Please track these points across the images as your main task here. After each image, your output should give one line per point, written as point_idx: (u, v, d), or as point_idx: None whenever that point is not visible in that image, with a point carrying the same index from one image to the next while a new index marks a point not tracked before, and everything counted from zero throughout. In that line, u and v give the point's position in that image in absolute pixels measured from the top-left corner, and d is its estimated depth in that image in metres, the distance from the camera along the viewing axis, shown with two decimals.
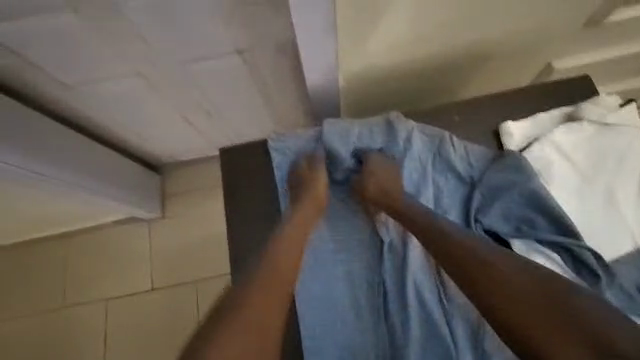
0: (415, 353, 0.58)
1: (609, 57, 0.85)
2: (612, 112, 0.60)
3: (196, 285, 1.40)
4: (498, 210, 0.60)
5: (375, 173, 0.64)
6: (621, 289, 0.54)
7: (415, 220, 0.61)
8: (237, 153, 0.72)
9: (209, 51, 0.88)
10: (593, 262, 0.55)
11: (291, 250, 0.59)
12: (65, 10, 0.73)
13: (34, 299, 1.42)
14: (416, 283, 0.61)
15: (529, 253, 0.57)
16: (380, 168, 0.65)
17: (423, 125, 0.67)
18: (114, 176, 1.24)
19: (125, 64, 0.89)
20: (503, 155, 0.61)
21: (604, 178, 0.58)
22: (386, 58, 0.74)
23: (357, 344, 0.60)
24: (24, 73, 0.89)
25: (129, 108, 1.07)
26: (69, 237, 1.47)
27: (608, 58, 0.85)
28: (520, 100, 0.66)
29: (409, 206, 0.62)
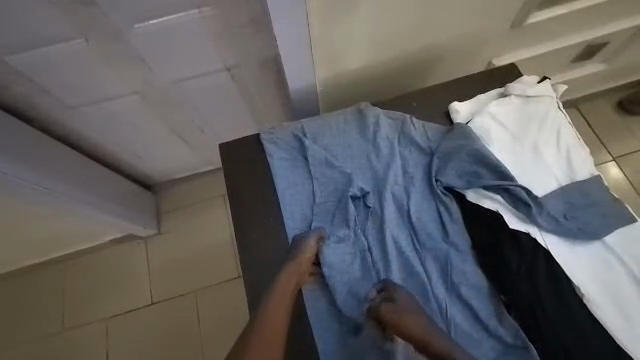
0: None
1: (522, 57, 1.08)
2: (531, 86, 0.73)
3: (195, 295, 1.45)
4: (453, 168, 0.68)
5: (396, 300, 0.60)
6: (549, 216, 0.61)
7: (428, 339, 0.57)
8: (233, 146, 0.81)
9: (203, 69, 1.01)
10: (524, 194, 0.62)
11: (277, 315, 0.61)
12: (77, 39, 0.84)
13: (36, 324, 1.44)
14: (395, 238, 0.68)
15: (480, 199, 0.65)
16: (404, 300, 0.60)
17: (387, 111, 0.79)
18: (116, 193, 1.32)
19: (127, 84, 1.01)
20: (453, 127, 0.72)
21: (530, 137, 0.68)
22: (351, 66, 0.89)
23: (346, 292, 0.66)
24: (36, 100, 0.99)
25: (128, 127, 1.17)
26: (70, 262, 1.52)
27: (521, 58, 1.08)
28: (463, 86, 0.79)
29: (431, 334, 0.57)
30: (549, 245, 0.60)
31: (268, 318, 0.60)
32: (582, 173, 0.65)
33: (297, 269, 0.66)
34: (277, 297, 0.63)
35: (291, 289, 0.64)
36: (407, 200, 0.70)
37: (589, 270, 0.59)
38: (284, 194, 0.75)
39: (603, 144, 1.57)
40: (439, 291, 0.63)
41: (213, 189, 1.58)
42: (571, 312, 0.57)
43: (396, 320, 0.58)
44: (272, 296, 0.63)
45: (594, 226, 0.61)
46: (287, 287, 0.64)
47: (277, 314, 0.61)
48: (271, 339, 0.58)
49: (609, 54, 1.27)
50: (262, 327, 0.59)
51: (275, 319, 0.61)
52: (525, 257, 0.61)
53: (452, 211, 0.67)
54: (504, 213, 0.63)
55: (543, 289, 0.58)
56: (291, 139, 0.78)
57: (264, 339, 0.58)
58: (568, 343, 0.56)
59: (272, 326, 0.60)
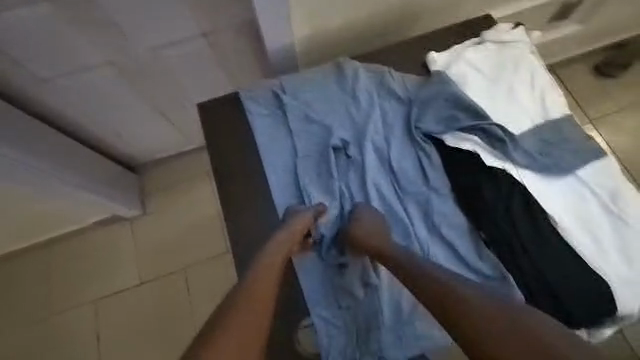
0: None
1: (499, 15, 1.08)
2: (506, 33, 0.73)
3: (185, 273, 1.45)
4: (432, 115, 0.69)
5: (362, 223, 0.63)
6: (524, 152, 0.63)
7: (396, 257, 0.59)
8: (211, 106, 0.79)
9: (178, 36, 0.99)
10: (500, 133, 0.63)
11: (263, 286, 0.57)
12: (43, 1, 0.81)
13: (25, 310, 1.42)
14: (376, 184, 0.69)
15: (459, 141, 0.66)
16: (367, 221, 0.63)
17: (365, 64, 0.78)
18: (97, 172, 1.29)
19: (100, 53, 0.98)
20: (432, 76, 0.72)
21: (505, 80, 0.69)
22: (329, 24, 0.88)
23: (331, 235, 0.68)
24: (4, 73, 0.95)
25: (105, 101, 1.14)
26: (55, 247, 1.49)
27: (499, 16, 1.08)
28: (440, 37, 0.80)
29: (395, 252, 0.60)
30: (524, 179, 0.62)
31: (253, 287, 0.56)
32: (556, 112, 0.66)
33: (288, 241, 0.63)
34: (265, 269, 0.59)
35: (280, 261, 0.61)
36: (387, 148, 0.70)
37: (562, 201, 0.61)
38: (266, 151, 0.74)
39: (581, 107, 1.61)
40: (420, 231, 0.65)
41: (197, 168, 1.56)
42: (545, 241, 0.59)
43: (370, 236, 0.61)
44: (260, 267, 0.59)
45: (567, 161, 0.63)
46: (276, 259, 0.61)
47: (264, 284, 0.57)
48: (256, 308, 0.54)
49: (583, 14, 1.29)
50: (247, 297, 0.55)
51: (261, 289, 0.57)
52: (504, 195, 0.62)
53: (432, 156, 0.68)
54: (481, 152, 0.64)
55: (520, 223, 0.60)
56: (270, 96, 0.77)
57: (248, 307, 0.54)
58: (545, 271, 0.58)
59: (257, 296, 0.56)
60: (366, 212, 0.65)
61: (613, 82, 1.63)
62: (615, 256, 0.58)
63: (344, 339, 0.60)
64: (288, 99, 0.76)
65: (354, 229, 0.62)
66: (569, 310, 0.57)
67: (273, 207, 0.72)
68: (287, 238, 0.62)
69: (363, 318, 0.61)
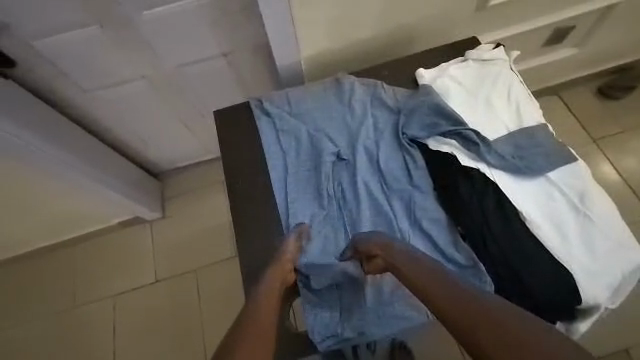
0: (366, 225, 0.74)
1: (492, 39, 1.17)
2: (487, 52, 0.82)
3: (197, 273, 1.54)
4: (417, 121, 0.77)
5: (358, 242, 0.68)
6: (497, 155, 0.69)
7: (403, 266, 0.61)
8: (225, 111, 0.91)
9: (201, 55, 1.13)
10: (474, 136, 0.71)
11: (267, 311, 0.59)
12: (93, 25, 0.97)
13: (50, 301, 1.54)
14: (366, 183, 0.77)
15: (439, 145, 0.74)
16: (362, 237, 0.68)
17: (361, 78, 0.89)
18: (125, 175, 1.43)
19: (135, 69, 1.13)
20: (419, 88, 0.81)
21: (483, 93, 0.78)
22: (332, 45, 1.00)
23: (322, 226, 0.75)
24: (55, 84, 1.12)
25: (136, 111, 1.30)
26: (81, 244, 1.62)
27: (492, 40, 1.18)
28: (429, 56, 0.89)
29: (405, 262, 0.61)
30: (496, 178, 0.68)
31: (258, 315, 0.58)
32: (530, 121, 0.74)
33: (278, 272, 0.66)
34: (265, 295, 0.61)
35: (277, 288, 0.63)
36: (376, 150, 0.79)
37: (532, 199, 0.67)
38: (270, 151, 0.84)
39: (584, 128, 1.65)
40: (403, 224, 0.72)
41: (213, 176, 1.69)
42: (514, 233, 0.65)
43: (383, 245, 0.65)
44: (259, 294, 0.62)
45: (538, 164, 0.69)
46: (273, 286, 0.63)
47: (268, 309, 0.59)
48: (263, 327, 0.55)
49: (579, 38, 1.36)
50: (252, 321, 0.56)
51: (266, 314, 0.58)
52: (478, 192, 0.68)
53: (416, 157, 0.76)
54: (459, 154, 0.71)
55: (491, 217, 0.67)
56: (275, 104, 0.88)
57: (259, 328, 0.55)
58: (511, 259, 0.64)
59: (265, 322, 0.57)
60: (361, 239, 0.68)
61: (616, 104, 1.67)
62: (577, 249, 0.63)
63: (329, 313, 0.67)
64: (291, 107, 0.87)
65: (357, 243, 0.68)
66: (534, 293, 0.62)
67: (273, 200, 0.81)
68: (279, 267, 0.66)
69: (347, 301, 0.67)
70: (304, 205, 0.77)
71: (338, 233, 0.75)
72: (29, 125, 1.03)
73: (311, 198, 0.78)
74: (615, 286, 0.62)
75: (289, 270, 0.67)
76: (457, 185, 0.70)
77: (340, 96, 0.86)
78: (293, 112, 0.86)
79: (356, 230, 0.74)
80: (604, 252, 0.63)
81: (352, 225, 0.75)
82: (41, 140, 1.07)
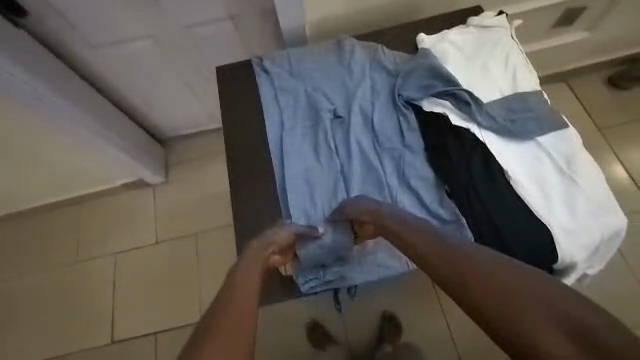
0: (356, 180, 0.76)
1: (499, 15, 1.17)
2: (489, 19, 0.82)
3: (196, 237, 1.58)
4: (413, 83, 0.78)
5: (349, 206, 0.69)
6: (488, 116, 0.70)
7: (402, 233, 0.61)
8: (226, 68, 0.92)
9: (208, 16, 1.14)
10: (467, 96, 0.72)
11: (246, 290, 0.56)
12: None
13: (54, 255, 1.60)
14: (358, 142, 0.78)
15: (432, 105, 0.75)
16: (354, 207, 0.68)
17: (362, 42, 0.89)
18: (130, 136, 1.47)
19: (143, 27, 1.15)
20: (418, 52, 0.82)
21: (481, 58, 0.78)
22: (336, 10, 1.00)
23: (314, 180, 0.78)
24: (65, 37, 1.14)
25: (143, 71, 1.32)
26: (85, 203, 1.67)
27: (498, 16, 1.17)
28: (430, 23, 0.89)
29: (402, 229, 0.61)
30: (485, 138, 0.70)
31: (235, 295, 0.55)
32: (525, 87, 0.74)
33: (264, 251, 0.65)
34: (247, 274, 0.60)
35: (260, 266, 0.62)
36: (371, 109, 0.80)
37: (519, 160, 0.68)
38: (268, 110, 0.85)
39: (591, 116, 1.63)
40: (391, 180, 0.74)
41: (217, 145, 1.72)
42: (498, 191, 0.67)
43: (371, 210, 0.66)
44: (241, 273, 0.60)
45: (529, 127, 0.70)
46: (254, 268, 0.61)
47: (249, 285, 0.57)
48: (243, 308, 0.53)
49: (590, 21, 1.34)
50: (232, 300, 0.54)
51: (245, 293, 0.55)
52: (466, 151, 0.70)
53: (409, 117, 0.77)
54: (452, 115, 0.73)
55: (476, 174, 0.68)
56: (277, 64, 0.89)
57: (238, 308, 0.52)
58: (493, 214, 0.66)
59: (242, 302, 0.54)
60: (352, 204, 0.68)
61: (625, 93, 1.64)
62: (560, 209, 0.65)
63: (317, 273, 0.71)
64: (291, 66, 0.88)
65: (347, 209, 0.69)
66: (513, 247, 0.63)
67: (268, 155, 0.83)
68: (262, 247, 0.65)
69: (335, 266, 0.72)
70: (298, 158, 0.79)
71: (327, 187, 0.77)
72: (38, 74, 1.06)
73: (305, 153, 0.80)
74: (593, 246, 0.63)
75: (278, 250, 0.66)
76: (447, 143, 0.72)
77: (339, 57, 0.87)
78: (292, 72, 0.88)
79: (346, 185, 0.76)
80: (586, 212, 0.64)
81: (343, 181, 0.77)
82: (51, 92, 1.11)
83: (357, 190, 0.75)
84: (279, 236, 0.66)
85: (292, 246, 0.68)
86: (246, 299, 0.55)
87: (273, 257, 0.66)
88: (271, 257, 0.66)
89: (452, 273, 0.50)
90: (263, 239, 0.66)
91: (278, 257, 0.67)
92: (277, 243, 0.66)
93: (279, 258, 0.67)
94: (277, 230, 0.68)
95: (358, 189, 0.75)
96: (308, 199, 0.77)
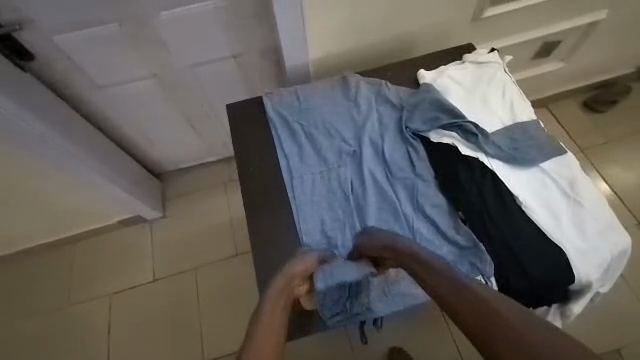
0: (372, 210, 0.78)
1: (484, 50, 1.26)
2: (483, 55, 0.89)
3: (195, 272, 1.54)
4: (419, 116, 0.82)
5: (366, 242, 0.70)
6: (495, 145, 0.75)
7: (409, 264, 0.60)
8: (237, 106, 0.95)
9: (212, 56, 1.18)
10: (473, 128, 0.77)
11: (274, 326, 0.52)
12: (111, 23, 1.01)
13: (44, 299, 1.52)
14: (371, 173, 0.81)
15: (440, 137, 0.79)
16: (370, 244, 0.69)
17: (366, 78, 0.94)
18: (129, 173, 1.45)
19: (148, 67, 1.18)
20: (421, 87, 0.87)
21: (480, 91, 0.84)
22: (337, 48, 1.06)
23: (329, 211, 0.80)
24: (69, 79, 1.15)
25: (145, 109, 1.33)
26: (79, 242, 1.62)
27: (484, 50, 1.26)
28: (428, 60, 0.96)
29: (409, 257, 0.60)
30: (494, 166, 0.74)
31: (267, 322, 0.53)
32: (523, 117, 0.80)
33: (288, 284, 0.64)
34: (274, 310, 0.57)
35: (285, 303, 0.60)
36: (381, 142, 0.84)
37: (527, 186, 0.72)
38: (281, 145, 0.88)
39: (572, 138, 1.74)
40: (407, 209, 0.77)
41: (214, 178, 1.72)
42: (512, 217, 0.70)
43: (387, 243, 0.65)
44: (267, 308, 0.57)
45: (533, 154, 0.74)
46: (277, 304, 0.59)
47: (275, 321, 0.54)
48: (274, 342, 0.49)
49: (565, 53, 1.46)
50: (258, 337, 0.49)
51: (273, 323, 0.53)
52: (477, 179, 0.73)
53: (418, 149, 0.80)
54: (460, 145, 0.77)
55: (489, 200, 0.72)
56: (286, 99, 0.92)
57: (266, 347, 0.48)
58: (509, 239, 0.69)
59: (273, 338, 0.50)
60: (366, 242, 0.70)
61: (600, 116, 1.76)
62: (571, 231, 0.68)
63: (338, 295, 0.72)
64: (299, 100, 0.92)
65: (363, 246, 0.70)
66: (530, 270, 0.66)
67: (284, 188, 0.84)
68: (289, 278, 0.64)
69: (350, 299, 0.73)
70: (313, 192, 0.82)
71: (342, 218, 0.79)
72: (42, 116, 1.06)
73: (319, 185, 0.82)
74: (604, 265, 0.67)
75: (300, 283, 0.66)
76: (458, 171, 0.75)
77: (345, 91, 0.92)
78: (301, 108, 0.91)
79: (363, 215, 0.78)
80: (594, 233, 0.68)
81: (358, 211, 0.79)
82: (54, 133, 1.10)
83: (373, 220, 0.77)
84: (302, 265, 0.66)
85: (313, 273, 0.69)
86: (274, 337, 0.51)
87: (296, 288, 0.66)
88: (295, 288, 0.65)
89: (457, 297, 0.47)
90: (287, 271, 0.65)
91: (301, 287, 0.67)
92: (299, 275, 0.66)
93: (301, 289, 0.67)
94: (301, 258, 0.67)
95: (375, 219, 0.77)
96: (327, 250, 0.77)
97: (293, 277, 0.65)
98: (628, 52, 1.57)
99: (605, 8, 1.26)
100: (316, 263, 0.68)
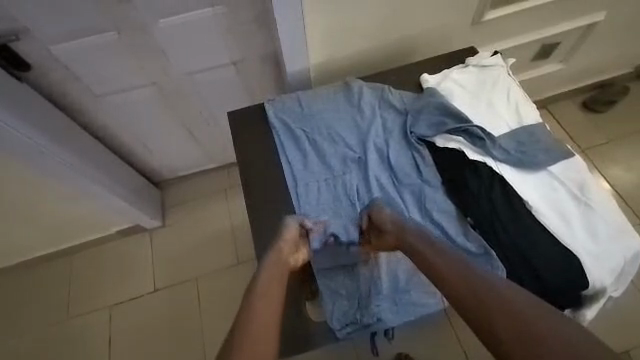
0: None
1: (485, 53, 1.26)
2: (486, 58, 0.88)
3: (196, 281, 1.52)
4: (424, 121, 0.82)
5: (376, 212, 0.72)
6: (502, 150, 0.74)
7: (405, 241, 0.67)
8: (238, 114, 0.94)
9: (211, 63, 1.17)
10: (479, 132, 0.76)
11: (267, 303, 0.61)
12: (110, 31, 1.00)
13: (42, 312, 1.49)
14: (376, 178, 0.80)
15: (446, 142, 0.78)
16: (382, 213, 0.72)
17: (368, 83, 0.93)
18: (128, 182, 1.43)
19: (147, 75, 1.16)
20: (425, 91, 0.86)
21: (484, 95, 0.83)
22: (338, 53, 1.06)
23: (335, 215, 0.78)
24: (66, 88, 1.13)
25: (144, 117, 1.32)
26: (77, 253, 1.59)
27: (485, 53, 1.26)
28: (430, 64, 0.95)
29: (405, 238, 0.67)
30: (502, 171, 0.73)
31: (265, 292, 0.63)
32: (529, 120, 0.79)
33: (282, 255, 0.70)
34: (270, 284, 0.65)
35: (281, 275, 0.67)
36: (386, 147, 0.83)
37: (536, 190, 0.72)
38: (284, 151, 0.87)
39: (572, 138, 1.74)
40: (415, 216, 0.76)
41: (214, 185, 1.70)
42: (522, 222, 0.69)
43: (394, 220, 0.70)
44: (262, 282, 0.65)
45: (541, 157, 0.73)
46: (271, 275, 0.66)
47: (268, 295, 0.63)
48: (265, 317, 0.59)
49: (564, 54, 1.46)
50: (254, 312, 0.60)
51: (272, 292, 0.63)
52: (485, 184, 0.72)
53: (424, 154, 0.79)
54: (467, 149, 0.76)
55: (498, 205, 0.70)
56: (288, 105, 0.91)
57: (258, 322, 0.58)
58: (521, 245, 0.67)
59: (266, 315, 0.60)
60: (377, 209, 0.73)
61: (599, 116, 1.77)
62: (582, 236, 0.67)
63: (347, 303, 0.72)
64: (302, 106, 0.91)
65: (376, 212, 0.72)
66: (544, 276, 0.65)
67: (288, 197, 0.82)
68: (280, 250, 0.70)
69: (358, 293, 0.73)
70: (318, 198, 0.81)
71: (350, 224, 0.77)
72: (39, 127, 1.04)
73: (323, 191, 0.81)
74: (617, 270, 0.66)
75: (293, 252, 0.72)
76: (465, 176, 0.74)
77: (348, 97, 0.91)
78: (303, 113, 0.90)
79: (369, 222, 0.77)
80: (605, 236, 0.67)
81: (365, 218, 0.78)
82: (51, 143, 1.08)
83: None
84: (291, 237, 0.72)
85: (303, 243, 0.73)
86: (266, 311, 0.60)
87: (291, 257, 0.72)
88: (289, 257, 0.71)
89: (467, 293, 0.56)
90: (277, 245, 0.71)
91: (296, 256, 0.72)
92: (289, 243, 0.71)
93: (297, 256, 0.73)
94: (284, 231, 0.72)
95: None
96: (334, 254, 0.76)
97: (285, 249, 0.71)
98: (626, 52, 1.57)
99: (603, 9, 1.27)
100: (301, 236, 0.74)
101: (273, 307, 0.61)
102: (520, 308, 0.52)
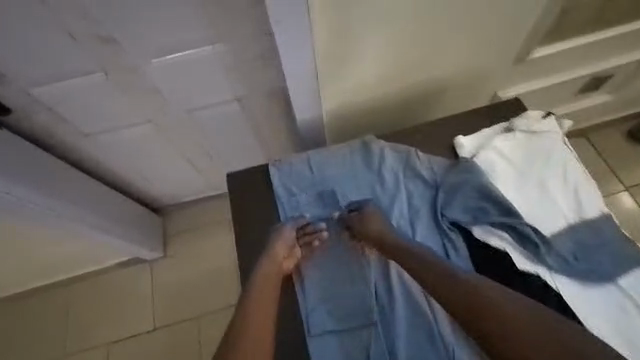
0: (401, 324, 0.65)
1: (527, 90, 1.09)
2: (536, 122, 0.73)
3: (197, 321, 1.43)
4: (458, 203, 0.68)
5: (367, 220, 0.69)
6: (559, 257, 0.61)
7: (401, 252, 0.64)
8: (239, 177, 0.80)
9: (212, 100, 1.04)
10: (531, 233, 0.63)
11: (264, 307, 0.61)
12: (96, 72, 0.88)
13: (38, 347, 1.43)
14: (398, 270, 0.68)
15: (487, 235, 0.65)
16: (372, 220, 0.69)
17: (391, 143, 0.78)
18: (126, 218, 1.33)
19: (141, 114, 1.04)
20: (459, 162, 0.72)
21: (534, 173, 0.69)
22: (357, 99, 0.91)
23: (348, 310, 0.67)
24: (53, 128, 1.03)
25: (140, 152, 1.20)
26: (76, 284, 1.52)
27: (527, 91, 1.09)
28: (465, 120, 0.79)
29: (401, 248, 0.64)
30: (560, 287, 0.60)
31: (259, 294, 0.63)
32: (591, 210, 0.64)
33: (276, 260, 0.68)
34: (266, 287, 0.64)
35: (276, 278, 0.66)
36: (412, 232, 0.70)
37: (605, 316, 0.58)
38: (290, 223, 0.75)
39: (614, 172, 1.53)
40: (445, 328, 0.63)
41: (219, 214, 1.59)
42: None
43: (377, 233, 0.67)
44: (259, 285, 0.64)
45: (608, 269, 0.60)
46: (266, 281, 0.65)
47: (265, 301, 0.62)
48: (261, 326, 0.58)
49: (615, 85, 1.27)
50: (249, 316, 0.59)
51: (264, 302, 0.61)
52: (535, 298, 0.60)
53: (459, 248, 0.66)
54: (513, 252, 0.63)
55: None
56: (298, 169, 0.79)
57: (253, 328, 0.58)
58: None
59: (261, 315, 0.60)
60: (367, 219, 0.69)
61: None
62: None
63: None
64: (313, 171, 0.78)
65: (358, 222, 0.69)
66: None
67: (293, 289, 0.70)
68: (274, 254, 0.68)
69: (357, 312, 0.67)
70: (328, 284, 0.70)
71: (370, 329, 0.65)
72: (21, 179, 0.93)
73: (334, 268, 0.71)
74: None
75: (288, 253, 0.69)
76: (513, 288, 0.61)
77: (367, 162, 0.77)
78: (314, 178, 0.78)
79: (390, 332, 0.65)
80: None
81: (384, 325, 0.66)
82: (36, 194, 0.98)
83: (403, 340, 0.64)
84: (281, 242, 0.69)
85: (297, 246, 0.70)
86: (261, 318, 0.59)
87: (284, 262, 0.69)
88: (284, 261, 0.69)
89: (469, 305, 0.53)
90: (270, 251, 0.68)
91: (288, 261, 0.69)
92: (283, 247, 0.69)
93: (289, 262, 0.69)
94: (279, 235, 0.70)
95: (405, 329, 0.65)
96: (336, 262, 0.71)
97: (279, 254, 0.68)
98: None
99: None
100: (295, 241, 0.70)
101: (269, 310, 0.61)
102: (515, 319, 0.50)
